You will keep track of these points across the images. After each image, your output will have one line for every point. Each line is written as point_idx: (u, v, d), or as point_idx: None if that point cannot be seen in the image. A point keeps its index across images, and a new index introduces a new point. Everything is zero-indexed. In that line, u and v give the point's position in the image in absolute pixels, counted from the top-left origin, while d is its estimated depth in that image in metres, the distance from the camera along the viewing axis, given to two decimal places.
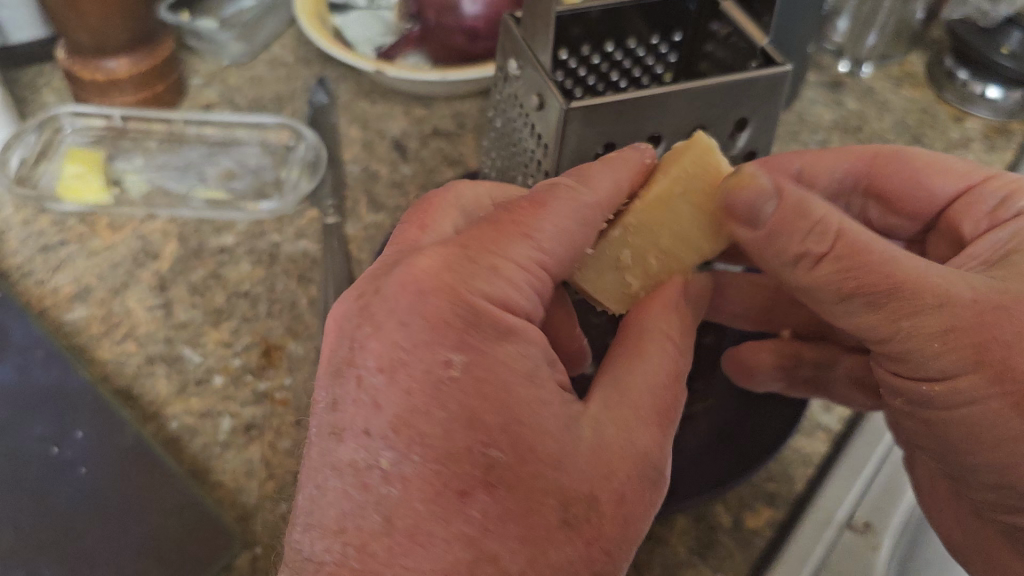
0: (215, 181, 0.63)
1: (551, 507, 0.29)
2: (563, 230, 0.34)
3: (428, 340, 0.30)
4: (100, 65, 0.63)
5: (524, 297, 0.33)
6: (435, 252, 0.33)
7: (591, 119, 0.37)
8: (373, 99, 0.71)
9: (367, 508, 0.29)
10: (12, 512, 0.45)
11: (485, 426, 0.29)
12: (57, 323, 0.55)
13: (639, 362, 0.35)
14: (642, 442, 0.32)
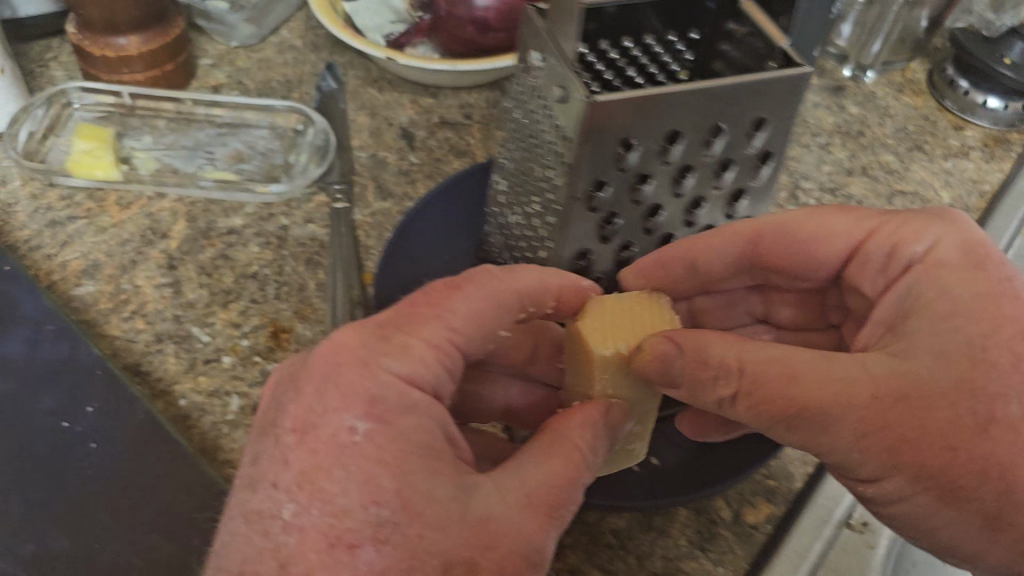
0: (223, 163, 0.63)
1: (431, 567, 0.31)
2: (472, 315, 0.38)
3: (336, 406, 0.33)
4: (110, 41, 0.63)
5: (431, 370, 0.36)
6: (347, 329, 0.36)
7: (615, 117, 0.36)
8: (380, 87, 0.71)
9: (265, 552, 0.31)
10: (23, 484, 0.46)
11: (380, 489, 0.31)
12: (66, 299, 0.55)
13: (545, 460, 0.37)
14: (526, 529, 0.34)
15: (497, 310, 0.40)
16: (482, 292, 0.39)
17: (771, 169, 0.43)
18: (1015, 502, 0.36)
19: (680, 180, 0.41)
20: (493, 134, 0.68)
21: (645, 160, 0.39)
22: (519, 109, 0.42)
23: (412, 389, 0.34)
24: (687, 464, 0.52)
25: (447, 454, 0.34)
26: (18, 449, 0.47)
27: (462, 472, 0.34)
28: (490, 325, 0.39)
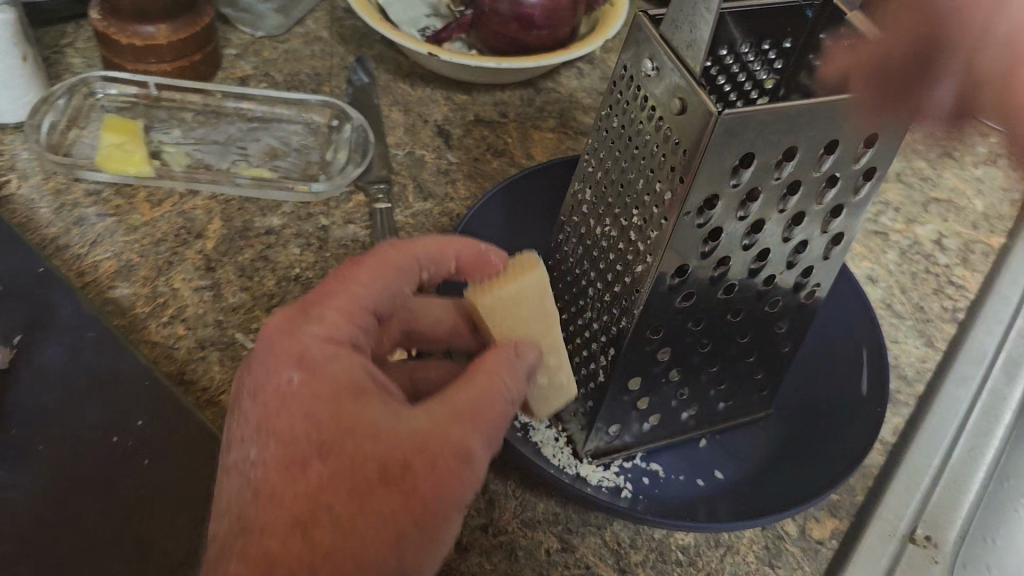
0: (257, 159, 0.60)
1: (369, 471, 0.31)
2: (378, 276, 0.38)
3: (274, 367, 0.34)
4: (137, 30, 0.59)
5: (353, 330, 0.36)
6: (280, 311, 0.36)
7: (737, 133, 0.34)
8: (412, 82, 0.68)
9: (241, 488, 0.31)
10: (71, 501, 0.43)
11: (320, 416, 0.32)
12: (102, 301, 0.52)
13: (467, 383, 0.35)
14: (455, 433, 0.33)
15: (406, 275, 0.40)
16: (386, 262, 0.39)
17: (871, 187, 0.40)
18: None
19: (786, 196, 0.39)
20: (531, 134, 0.66)
21: (758, 176, 0.37)
22: (625, 120, 0.41)
23: (339, 347, 0.35)
24: (755, 482, 0.48)
25: (371, 386, 0.34)
26: (65, 464, 0.44)
27: (385, 399, 0.34)
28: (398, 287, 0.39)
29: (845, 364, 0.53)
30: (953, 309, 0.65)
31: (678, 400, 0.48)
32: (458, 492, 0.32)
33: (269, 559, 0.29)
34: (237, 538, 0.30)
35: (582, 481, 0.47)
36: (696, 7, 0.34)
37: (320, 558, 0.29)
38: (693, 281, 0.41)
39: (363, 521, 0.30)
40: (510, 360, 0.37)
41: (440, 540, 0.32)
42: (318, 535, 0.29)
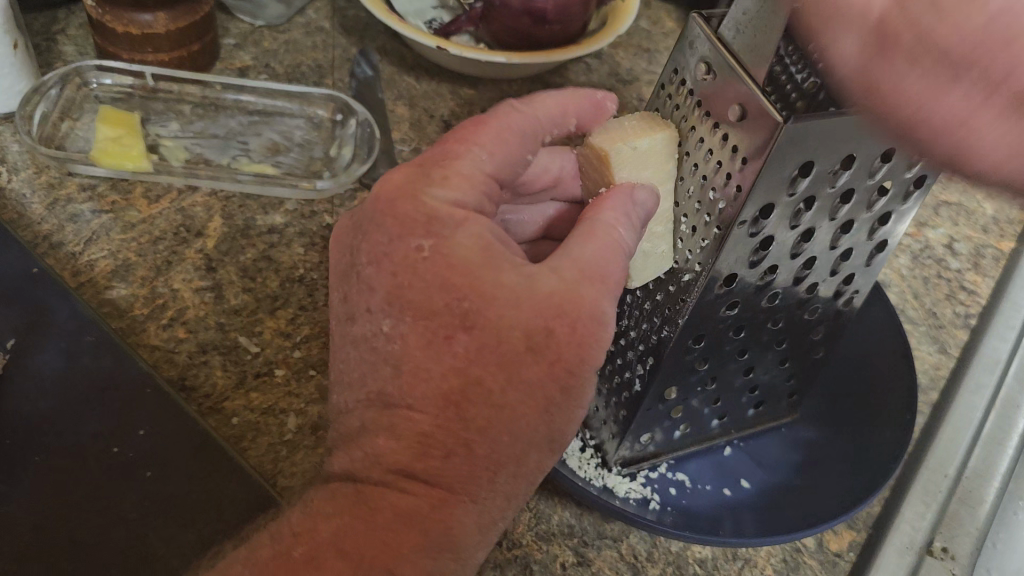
0: (259, 154, 0.58)
1: (516, 346, 0.30)
2: (500, 141, 0.35)
3: (399, 234, 0.32)
4: (133, 18, 0.57)
5: (478, 198, 0.33)
6: (393, 170, 0.34)
7: (802, 140, 0.32)
8: (417, 75, 0.66)
9: (377, 362, 0.32)
10: (69, 515, 0.41)
11: (455, 289, 0.31)
12: (98, 302, 0.49)
13: (590, 237, 0.33)
14: (590, 298, 0.32)
15: (525, 138, 0.36)
16: (508, 126, 0.35)
17: (922, 193, 0.39)
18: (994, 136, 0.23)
19: (838, 203, 0.37)
20: None
21: (813, 185, 0.35)
22: (674, 121, 0.39)
23: (468, 209, 0.33)
24: (790, 489, 0.46)
25: (503, 243, 0.33)
26: (63, 474, 0.42)
27: (519, 257, 0.33)
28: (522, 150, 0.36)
29: (873, 371, 0.51)
30: (965, 314, 0.64)
31: (709, 410, 0.46)
32: (598, 353, 0.32)
33: (420, 439, 0.31)
34: (384, 416, 0.31)
35: (611, 495, 0.44)
36: (761, 10, 0.32)
37: (475, 433, 0.31)
38: (739, 291, 0.39)
39: (512, 394, 0.31)
40: (627, 205, 0.35)
41: (583, 400, 0.33)
42: (470, 415, 0.31)
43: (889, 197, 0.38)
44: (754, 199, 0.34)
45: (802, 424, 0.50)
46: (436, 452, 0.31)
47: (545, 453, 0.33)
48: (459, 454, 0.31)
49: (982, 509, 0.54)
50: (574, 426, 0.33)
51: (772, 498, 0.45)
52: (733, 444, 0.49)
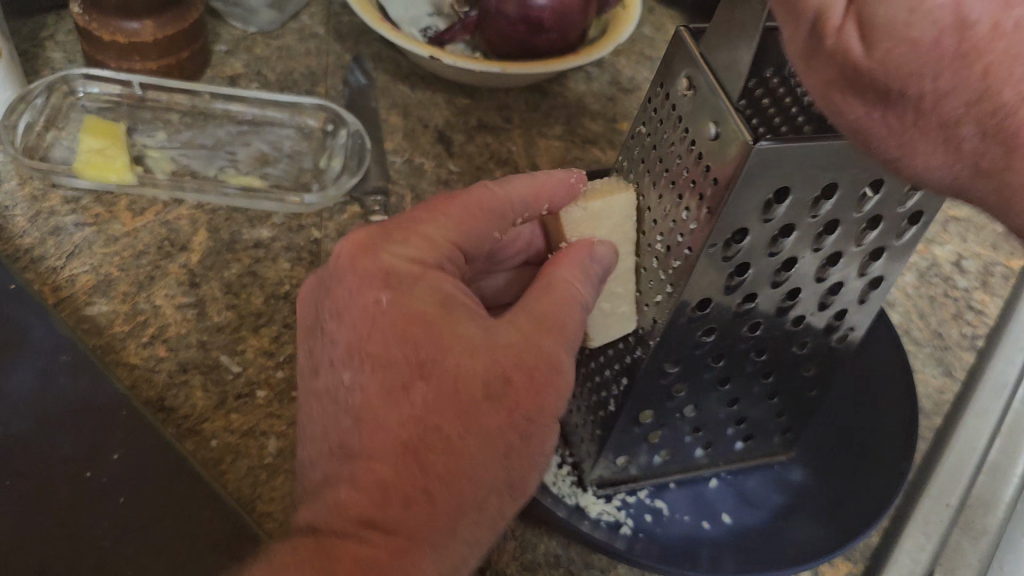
0: (247, 165, 0.57)
1: (473, 391, 0.30)
2: (466, 214, 0.35)
3: (358, 290, 0.32)
4: (120, 26, 0.56)
5: (439, 257, 0.34)
6: (352, 235, 0.34)
7: (777, 163, 0.31)
8: (412, 84, 0.64)
9: (339, 415, 0.31)
10: (37, 540, 0.40)
11: (413, 340, 0.31)
12: (78, 319, 0.48)
13: (546, 293, 0.35)
14: (547, 348, 0.32)
15: (491, 215, 0.36)
16: (473, 200, 0.36)
17: (917, 230, 0.37)
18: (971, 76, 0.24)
19: (821, 235, 0.35)
20: (536, 141, 0.62)
21: (792, 212, 0.34)
22: (656, 133, 0.38)
23: (426, 267, 0.33)
24: (768, 532, 0.45)
25: (465, 299, 0.33)
26: (34, 499, 0.41)
27: (478, 313, 0.33)
28: (489, 232, 0.36)
29: (875, 407, 0.50)
30: (972, 334, 0.62)
31: (691, 437, 0.45)
32: (556, 403, 0.32)
33: (381, 485, 0.28)
34: (343, 468, 0.29)
35: (581, 514, 0.43)
36: (738, 26, 0.30)
37: (436, 478, 0.29)
38: (716, 317, 0.38)
39: (472, 440, 0.29)
40: (583, 266, 0.36)
41: (541, 451, 0.32)
42: (430, 460, 0.29)
43: (878, 231, 0.36)
44: (726, 223, 0.33)
45: (794, 463, 0.49)
46: (397, 499, 0.28)
47: (505, 503, 0.31)
48: (420, 500, 0.29)
49: (985, 540, 0.53)
50: (532, 480, 0.32)
51: (752, 536, 0.45)
52: (719, 476, 0.48)
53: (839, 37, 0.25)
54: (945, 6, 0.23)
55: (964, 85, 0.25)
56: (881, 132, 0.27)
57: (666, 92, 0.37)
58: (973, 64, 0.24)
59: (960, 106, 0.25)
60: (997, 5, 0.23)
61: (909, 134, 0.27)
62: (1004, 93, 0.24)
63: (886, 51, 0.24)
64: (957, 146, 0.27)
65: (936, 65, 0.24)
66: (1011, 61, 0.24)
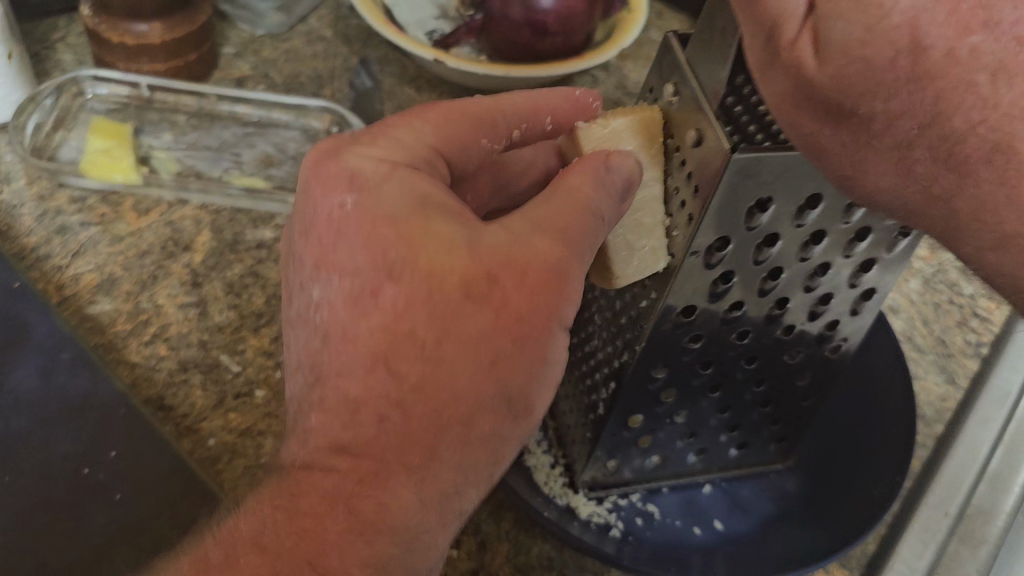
0: (251, 166, 0.58)
1: (447, 291, 0.29)
2: (446, 119, 0.35)
3: (323, 195, 0.31)
4: (129, 27, 0.57)
5: (416, 160, 0.33)
6: (319, 148, 0.33)
7: (755, 171, 0.33)
8: (418, 86, 0.65)
9: (312, 331, 0.30)
10: (34, 534, 0.40)
11: (381, 241, 0.30)
12: (81, 317, 0.49)
13: (548, 200, 0.32)
14: (536, 246, 0.30)
15: (482, 123, 0.36)
16: (460, 111, 0.35)
17: (907, 243, 0.39)
18: (916, 100, 0.26)
19: (807, 245, 0.38)
20: None
21: (774, 223, 0.36)
22: None
23: (397, 166, 0.32)
24: (753, 540, 0.46)
25: (444, 194, 0.31)
26: (30, 497, 0.42)
27: (459, 207, 0.31)
28: (477, 134, 0.36)
29: (869, 411, 0.51)
30: (976, 342, 0.63)
31: (682, 443, 0.47)
32: (553, 307, 0.30)
33: (351, 403, 0.28)
34: (317, 384, 0.29)
35: (571, 516, 0.45)
36: (720, 38, 0.34)
37: (410, 389, 0.28)
38: (702, 324, 0.40)
39: (449, 347, 0.28)
40: (598, 179, 0.33)
41: (544, 356, 0.30)
42: (403, 368, 0.28)
43: (865, 242, 0.38)
44: (705, 230, 0.35)
45: (788, 472, 0.50)
46: (368, 415, 0.28)
47: (502, 420, 0.30)
48: (395, 412, 0.28)
49: (984, 549, 0.52)
50: (537, 392, 0.31)
51: (736, 544, 0.46)
52: (713, 483, 0.49)
53: (793, 51, 0.27)
54: (902, 28, 0.25)
55: (919, 106, 0.26)
56: (835, 148, 0.28)
57: (657, 100, 0.39)
58: (926, 87, 0.25)
59: (914, 128, 0.26)
60: (953, 33, 0.25)
61: (863, 152, 0.28)
62: (953, 120, 0.26)
63: (839, 69, 0.26)
64: (909, 169, 0.28)
65: (892, 86, 0.26)
66: (964, 88, 0.25)
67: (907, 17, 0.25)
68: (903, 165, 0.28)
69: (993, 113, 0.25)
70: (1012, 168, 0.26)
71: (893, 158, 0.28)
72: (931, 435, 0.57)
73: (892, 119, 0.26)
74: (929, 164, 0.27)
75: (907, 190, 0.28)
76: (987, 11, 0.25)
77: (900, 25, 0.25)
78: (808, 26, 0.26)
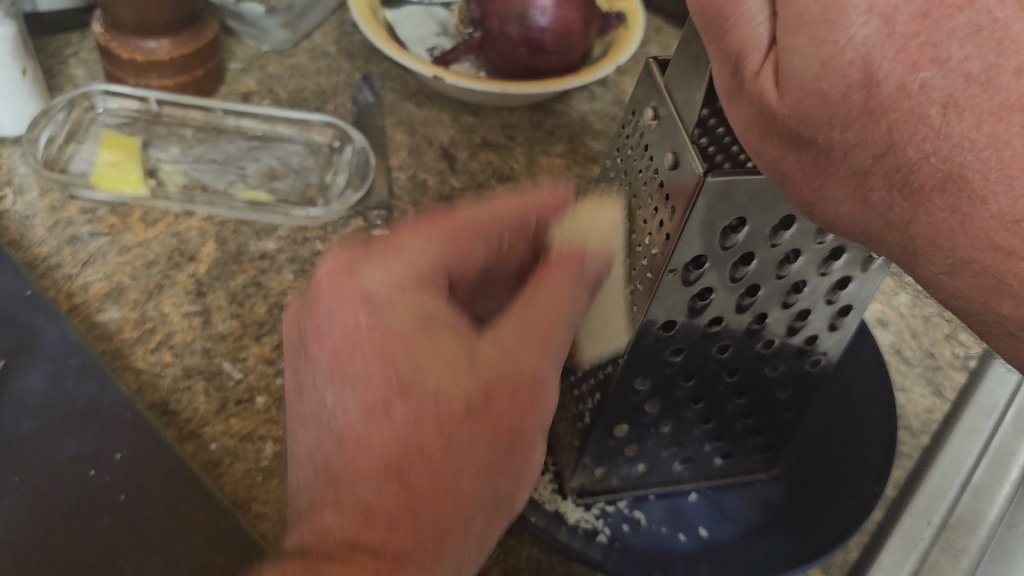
0: (256, 179, 0.60)
1: (455, 410, 0.30)
2: (452, 231, 0.35)
3: (337, 306, 0.32)
4: (139, 44, 0.60)
5: (424, 277, 0.33)
6: (330, 256, 0.34)
7: (730, 192, 0.35)
8: (419, 102, 0.67)
9: (323, 437, 0.30)
10: (42, 531, 0.42)
11: (392, 358, 0.30)
12: (90, 325, 0.51)
13: (533, 301, 0.33)
14: (534, 360, 0.32)
15: (471, 237, 0.36)
16: (458, 221, 0.36)
17: (881, 261, 0.41)
18: (868, 130, 0.28)
19: (783, 263, 0.40)
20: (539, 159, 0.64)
21: (750, 241, 0.38)
22: (627, 161, 0.43)
23: (405, 284, 0.32)
24: (736, 547, 0.48)
25: (446, 311, 0.32)
26: (39, 497, 0.43)
27: (462, 327, 0.32)
28: (473, 245, 0.36)
29: (854, 421, 0.52)
30: (963, 355, 0.64)
31: (668, 451, 0.49)
32: (541, 420, 0.32)
33: (364, 512, 0.29)
34: (329, 490, 0.29)
35: (560, 521, 0.46)
36: (694, 65, 0.36)
37: (420, 497, 0.29)
38: (684, 338, 0.42)
39: (456, 462, 0.29)
40: (578, 280, 0.34)
41: (529, 461, 0.32)
42: (413, 479, 0.29)
43: (840, 261, 0.40)
44: (684, 248, 0.37)
45: (773, 481, 0.52)
46: (380, 522, 0.28)
47: (493, 517, 0.31)
48: (405, 521, 0.29)
49: (965, 560, 0.52)
50: (518, 493, 0.32)
51: (720, 551, 0.47)
52: (699, 491, 0.51)
53: (756, 82, 0.29)
54: (855, 64, 0.27)
55: (873, 137, 0.28)
56: (797, 173, 0.30)
57: (637, 122, 0.41)
58: (879, 120, 0.27)
59: (868, 156, 0.29)
60: (903, 68, 0.26)
61: (823, 178, 0.30)
62: (906, 150, 0.28)
63: (796, 101, 0.28)
64: (866, 196, 0.30)
65: (845, 117, 0.28)
66: (916, 120, 0.27)
67: (859, 53, 0.26)
68: (858, 189, 0.30)
69: (944, 144, 0.27)
70: (962, 197, 0.28)
71: (849, 183, 0.30)
72: (916, 445, 0.58)
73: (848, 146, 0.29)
74: (882, 190, 0.29)
75: (863, 211, 0.30)
76: (935, 49, 0.26)
77: (852, 62, 0.27)
78: (770, 58, 0.29)
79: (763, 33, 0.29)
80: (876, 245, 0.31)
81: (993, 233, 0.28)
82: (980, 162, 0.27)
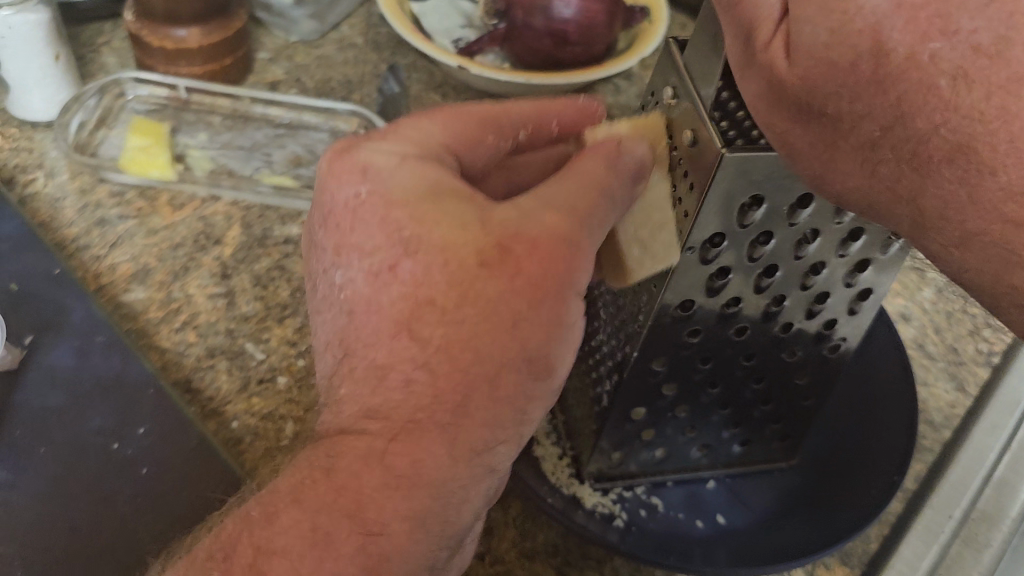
0: (281, 166, 0.61)
1: (466, 258, 0.29)
2: (457, 119, 0.35)
3: (336, 182, 0.33)
4: (169, 33, 0.61)
5: (435, 135, 0.34)
6: (335, 146, 0.34)
7: (748, 169, 0.35)
8: (444, 93, 0.67)
9: (342, 314, 0.31)
10: (63, 498, 0.43)
11: (404, 219, 0.30)
12: (116, 303, 0.52)
13: (564, 176, 0.32)
14: (547, 220, 0.30)
15: (497, 124, 0.36)
16: (466, 110, 0.35)
17: (901, 247, 0.41)
18: (880, 97, 0.28)
19: (801, 244, 0.40)
20: None
21: (769, 219, 0.38)
22: None
23: (407, 156, 0.32)
24: (753, 534, 0.47)
25: (454, 177, 0.32)
26: (63, 469, 0.44)
27: (473, 189, 0.32)
28: (485, 134, 0.35)
29: (875, 414, 0.52)
30: (987, 351, 0.63)
31: (686, 437, 0.49)
32: (571, 275, 0.30)
33: (379, 369, 0.29)
34: (348, 359, 0.31)
35: (576, 506, 0.47)
36: (712, 44, 0.36)
37: (433, 351, 0.29)
38: (700, 318, 0.42)
39: (467, 317, 0.29)
40: (611, 160, 0.33)
41: (566, 318, 0.30)
42: (424, 332, 0.29)
43: (859, 242, 0.40)
44: (699, 225, 0.37)
45: (794, 470, 0.51)
46: (395, 380, 0.29)
47: (526, 378, 0.29)
48: (424, 379, 0.29)
49: (988, 554, 0.51)
50: (562, 357, 0.31)
51: (739, 535, 0.47)
52: (718, 479, 0.51)
53: (767, 52, 0.31)
54: (864, 33, 0.27)
55: (881, 109, 0.28)
56: (806, 146, 0.31)
57: (655, 103, 0.42)
58: (887, 91, 0.28)
59: (877, 129, 0.29)
60: (912, 38, 0.27)
61: (831, 153, 0.31)
62: (916, 121, 0.28)
63: (805, 70, 0.29)
64: (873, 170, 0.30)
65: (855, 88, 0.28)
66: (925, 91, 0.27)
67: (869, 22, 0.27)
68: (867, 162, 0.30)
69: (954, 116, 0.27)
70: (972, 169, 0.27)
71: (857, 156, 0.30)
72: (938, 438, 0.57)
73: (859, 116, 0.29)
74: (891, 162, 0.29)
75: (873, 185, 0.30)
76: (945, 20, 0.26)
77: (862, 31, 0.27)
78: (782, 30, 0.30)
79: (774, 4, 0.30)
80: (885, 219, 0.31)
81: (1003, 206, 0.27)
82: (988, 134, 0.26)
